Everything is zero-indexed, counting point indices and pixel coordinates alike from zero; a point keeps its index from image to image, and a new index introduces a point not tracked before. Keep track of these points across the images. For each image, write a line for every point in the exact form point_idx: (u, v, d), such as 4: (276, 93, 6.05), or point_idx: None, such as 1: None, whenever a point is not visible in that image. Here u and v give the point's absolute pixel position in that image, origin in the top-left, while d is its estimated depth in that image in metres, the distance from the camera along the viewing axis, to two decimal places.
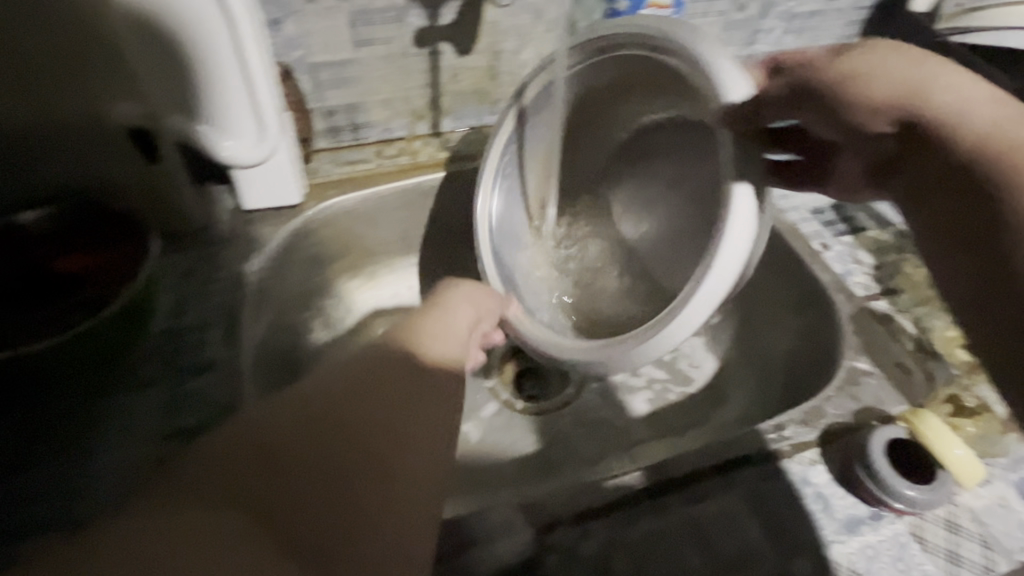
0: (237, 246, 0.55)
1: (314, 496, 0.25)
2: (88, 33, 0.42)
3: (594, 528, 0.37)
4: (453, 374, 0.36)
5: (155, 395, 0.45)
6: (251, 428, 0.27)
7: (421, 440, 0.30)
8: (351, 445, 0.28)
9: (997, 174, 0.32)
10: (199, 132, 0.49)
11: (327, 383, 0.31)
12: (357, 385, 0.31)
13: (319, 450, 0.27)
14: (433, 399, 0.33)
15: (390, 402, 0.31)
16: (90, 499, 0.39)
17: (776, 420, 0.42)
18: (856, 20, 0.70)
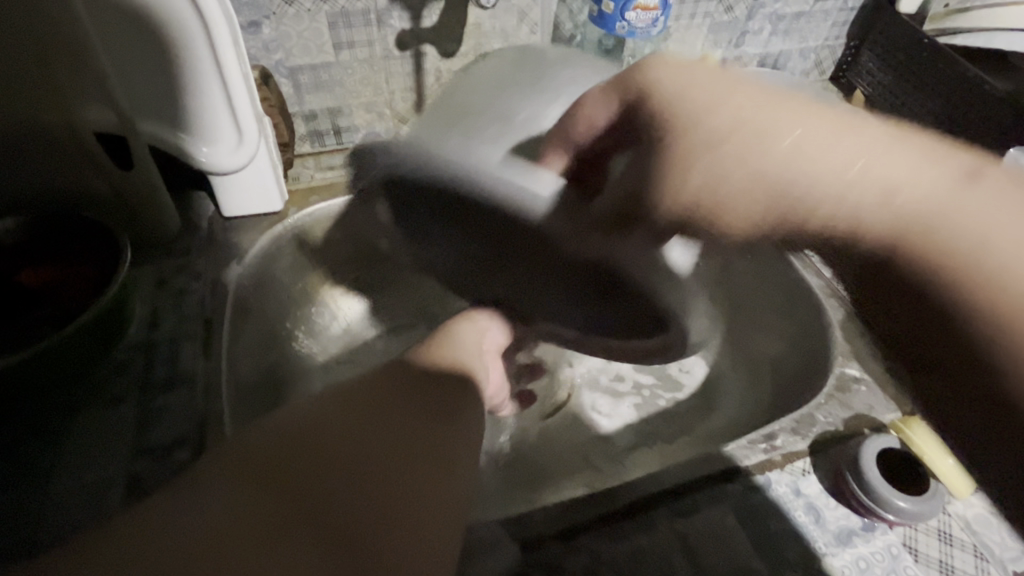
0: (216, 254, 0.53)
1: (347, 489, 0.28)
2: (57, 44, 0.41)
3: (580, 544, 0.36)
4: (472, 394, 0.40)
5: (129, 410, 0.43)
6: (297, 427, 0.31)
7: (445, 452, 0.33)
8: (386, 449, 0.31)
9: (963, 300, 0.27)
10: (176, 138, 0.48)
11: (364, 395, 0.35)
12: (391, 399, 0.35)
13: (355, 449, 0.30)
14: (455, 417, 0.36)
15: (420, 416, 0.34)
16: (59, 520, 0.38)
17: (765, 429, 0.41)
18: (844, 21, 0.70)
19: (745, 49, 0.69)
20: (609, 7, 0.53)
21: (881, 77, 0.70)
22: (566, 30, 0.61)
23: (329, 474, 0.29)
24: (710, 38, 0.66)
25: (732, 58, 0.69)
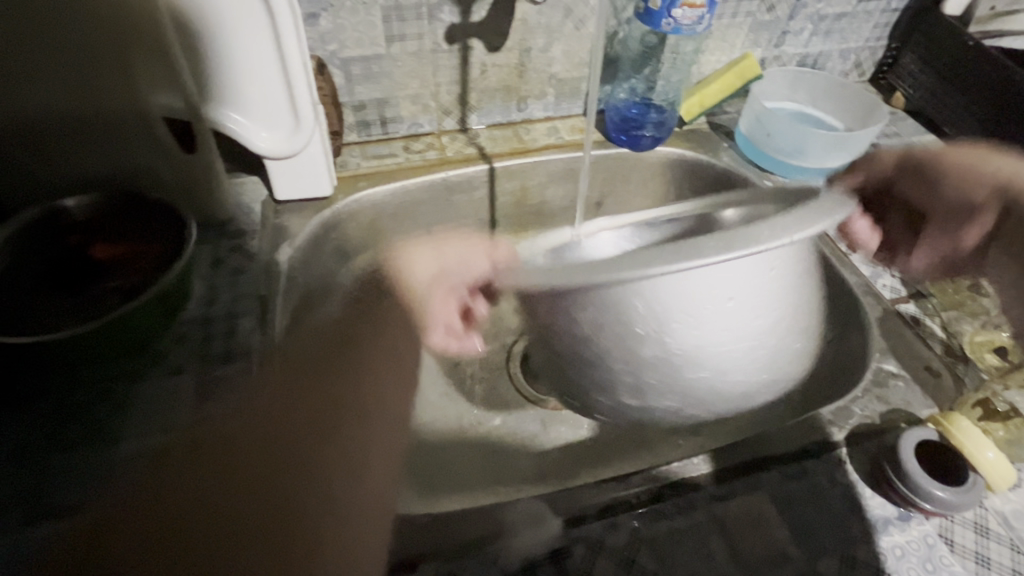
0: (269, 235, 0.56)
1: (292, 494, 0.34)
2: (127, 28, 0.43)
3: (620, 521, 0.37)
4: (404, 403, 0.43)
5: (187, 381, 0.46)
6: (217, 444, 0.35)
7: (369, 453, 0.38)
8: (315, 452, 0.36)
9: None
10: (236, 126, 0.50)
11: (286, 404, 0.38)
12: (315, 407, 0.38)
13: (285, 466, 0.35)
14: (382, 420, 0.40)
15: (349, 421, 0.39)
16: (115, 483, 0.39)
17: (834, 410, 0.42)
18: (886, 22, 0.70)
19: (785, 48, 0.69)
20: (656, 4, 0.54)
21: (923, 78, 0.70)
22: (610, 26, 0.62)
23: (277, 482, 0.34)
24: (751, 37, 0.66)
25: (771, 57, 0.69)
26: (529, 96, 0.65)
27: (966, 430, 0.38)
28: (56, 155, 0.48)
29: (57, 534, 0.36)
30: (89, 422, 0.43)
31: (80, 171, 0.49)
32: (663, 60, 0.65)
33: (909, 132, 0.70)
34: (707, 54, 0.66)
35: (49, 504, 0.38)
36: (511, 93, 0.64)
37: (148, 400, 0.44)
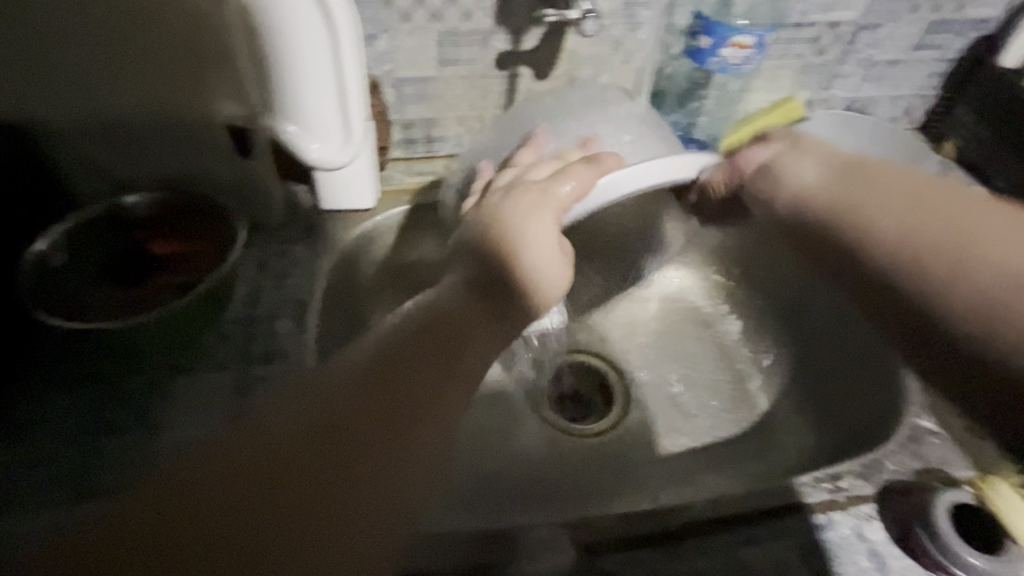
0: (311, 241, 0.57)
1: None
2: (193, 45, 0.47)
3: (641, 556, 0.37)
4: (315, 419, 0.31)
5: (225, 376, 0.47)
6: (242, 537, 0.27)
7: (367, 486, 0.30)
8: (280, 526, 0.28)
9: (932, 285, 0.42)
10: (292, 137, 0.51)
11: (227, 486, 0.28)
12: (227, 505, 0.28)
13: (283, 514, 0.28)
14: (325, 450, 0.30)
15: (275, 496, 0.29)
16: (154, 435, 0.43)
17: (832, 470, 0.41)
18: (939, 72, 0.69)
19: (834, 91, 0.69)
20: (705, 43, 0.55)
21: (977, 129, 0.68)
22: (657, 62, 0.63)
23: None
24: (799, 78, 0.67)
25: (818, 99, 0.69)
26: None
27: (1005, 495, 0.37)
28: (117, 155, 0.52)
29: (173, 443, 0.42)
30: (132, 410, 0.44)
31: (136, 169, 0.53)
32: (708, 96, 0.66)
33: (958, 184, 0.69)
34: (754, 92, 0.67)
35: (83, 461, 0.42)
36: None
37: (192, 389, 0.46)
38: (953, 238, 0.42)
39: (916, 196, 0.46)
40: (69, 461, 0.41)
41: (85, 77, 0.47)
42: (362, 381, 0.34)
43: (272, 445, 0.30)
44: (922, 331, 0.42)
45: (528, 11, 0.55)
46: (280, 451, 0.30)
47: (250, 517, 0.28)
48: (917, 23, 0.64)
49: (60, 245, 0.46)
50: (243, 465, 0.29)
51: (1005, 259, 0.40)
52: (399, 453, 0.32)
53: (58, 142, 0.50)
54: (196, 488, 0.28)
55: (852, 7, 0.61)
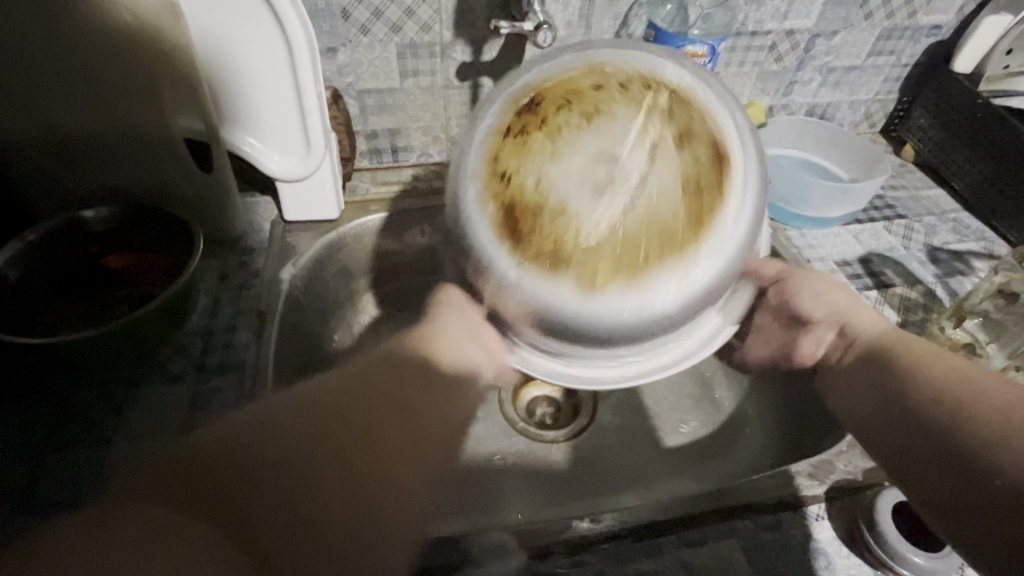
0: (274, 251, 0.57)
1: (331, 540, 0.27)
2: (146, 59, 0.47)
3: (587, 559, 0.37)
4: (359, 407, 0.33)
5: (182, 389, 0.47)
6: (281, 501, 0.27)
7: (406, 468, 0.32)
8: (324, 491, 0.28)
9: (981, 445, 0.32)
10: (252, 149, 0.53)
11: (272, 449, 0.29)
12: (276, 465, 0.28)
13: (329, 480, 0.29)
14: (370, 430, 0.32)
15: (320, 458, 0.29)
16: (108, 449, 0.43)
17: (782, 471, 0.41)
18: (896, 77, 0.71)
19: (794, 97, 0.70)
20: None
21: (934, 133, 0.70)
22: None
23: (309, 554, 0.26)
24: (758, 85, 0.68)
25: (779, 105, 0.71)
26: None
27: None
28: (75, 170, 0.52)
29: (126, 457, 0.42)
30: (87, 424, 0.44)
31: (95, 183, 0.53)
32: None
33: (917, 186, 0.70)
34: None
35: (33, 476, 0.41)
36: None
37: (147, 402, 0.46)
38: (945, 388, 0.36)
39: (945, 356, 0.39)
40: (19, 477, 0.41)
41: (41, 94, 0.47)
42: (381, 391, 0.35)
43: (322, 420, 0.31)
44: (914, 469, 0.35)
45: (485, 23, 0.56)
46: (326, 424, 0.31)
47: (300, 478, 0.28)
48: (871, 30, 0.65)
49: (15, 262, 0.46)
50: (292, 442, 0.30)
51: (997, 405, 0.34)
52: (430, 452, 0.34)
53: (14, 157, 0.50)
54: (243, 454, 0.28)
55: (807, 15, 0.62)
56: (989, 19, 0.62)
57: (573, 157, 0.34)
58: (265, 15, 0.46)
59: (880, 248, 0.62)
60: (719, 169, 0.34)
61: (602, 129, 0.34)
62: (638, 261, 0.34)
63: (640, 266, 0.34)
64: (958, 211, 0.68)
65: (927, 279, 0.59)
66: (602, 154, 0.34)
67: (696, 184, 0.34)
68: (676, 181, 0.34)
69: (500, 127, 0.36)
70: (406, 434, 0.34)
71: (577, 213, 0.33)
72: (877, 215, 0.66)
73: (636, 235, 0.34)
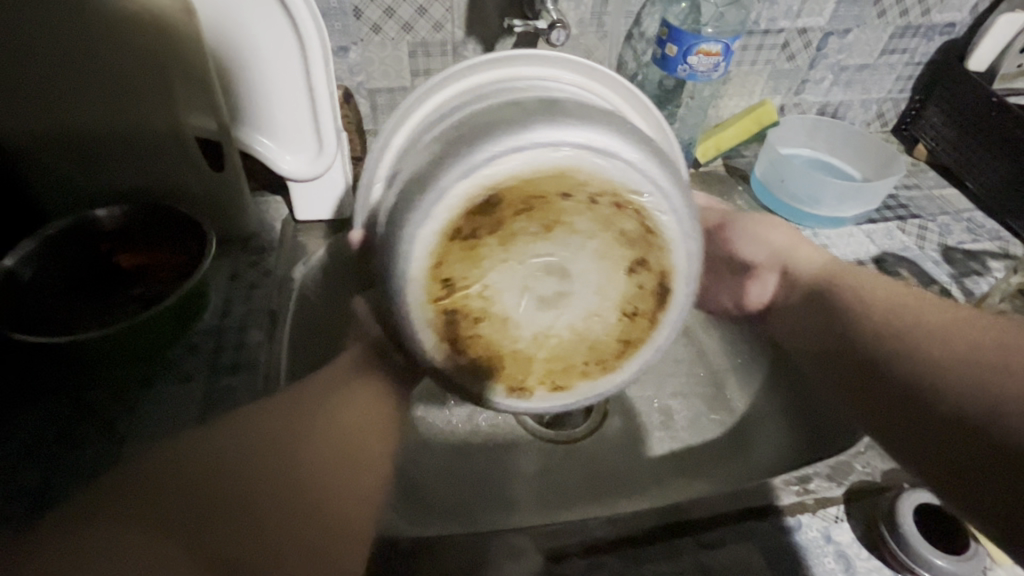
0: (285, 251, 0.56)
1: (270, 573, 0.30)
2: (159, 58, 0.47)
3: (605, 560, 0.37)
4: (279, 445, 0.35)
5: (195, 389, 0.47)
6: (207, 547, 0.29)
7: (338, 493, 0.35)
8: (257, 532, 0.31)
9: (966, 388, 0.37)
10: (264, 148, 0.52)
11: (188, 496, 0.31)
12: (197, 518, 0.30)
13: (257, 517, 0.31)
14: (297, 463, 0.35)
15: (256, 497, 0.32)
16: (121, 450, 0.43)
17: (800, 472, 0.41)
18: (908, 75, 0.70)
19: (805, 96, 0.70)
20: (673, 52, 0.56)
21: (948, 132, 0.69)
22: (629, 69, 0.63)
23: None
24: (770, 84, 0.67)
25: (790, 105, 0.70)
26: None
27: None
28: (87, 169, 0.52)
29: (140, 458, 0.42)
30: (99, 423, 0.44)
31: (107, 183, 0.53)
32: (680, 104, 0.67)
33: (930, 185, 0.70)
34: (726, 98, 0.67)
35: (47, 476, 0.41)
36: None
37: (160, 403, 0.46)
38: (920, 347, 0.41)
39: (902, 307, 0.44)
40: (32, 476, 0.41)
41: (52, 94, 0.47)
42: (290, 424, 0.37)
43: (238, 466, 0.33)
44: (900, 426, 0.40)
45: (498, 21, 0.56)
46: (243, 465, 0.33)
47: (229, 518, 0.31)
48: (885, 28, 0.65)
49: (28, 262, 0.46)
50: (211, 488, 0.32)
51: (961, 349, 0.39)
52: (354, 473, 0.37)
53: (26, 156, 0.50)
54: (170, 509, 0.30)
55: (820, 13, 0.62)
56: (1003, 17, 0.62)
57: (524, 267, 0.39)
58: (277, 12, 0.45)
59: (894, 248, 0.62)
60: (655, 302, 0.42)
61: (558, 241, 0.39)
62: (572, 367, 0.43)
63: (573, 372, 0.43)
64: (973, 210, 0.67)
65: (943, 279, 0.59)
66: (553, 270, 0.40)
67: (631, 310, 0.42)
68: (613, 308, 0.42)
69: (452, 224, 0.37)
70: (331, 464, 0.36)
71: (518, 326, 0.41)
72: (890, 214, 0.65)
73: (571, 346, 0.43)
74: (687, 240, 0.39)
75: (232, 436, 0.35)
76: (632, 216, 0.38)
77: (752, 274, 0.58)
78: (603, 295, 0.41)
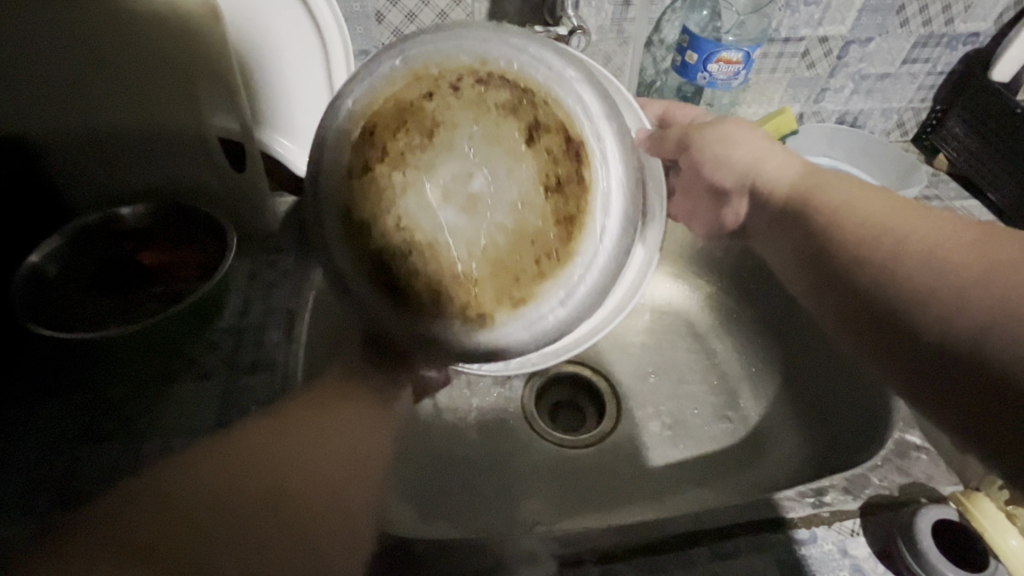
0: (304, 251, 0.57)
1: None
2: (185, 60, 0.47)
3: (619, 567, 0.37)
4: (274, 471, 0.35)
5: (214, 387, 0.47)
6: None
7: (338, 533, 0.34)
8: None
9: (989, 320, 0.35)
10: (284, 149, 0.53)
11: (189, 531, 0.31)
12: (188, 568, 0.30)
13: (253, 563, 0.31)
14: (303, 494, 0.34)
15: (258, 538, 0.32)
16: (141, 446, 0.43)
17: (816, 483, 0.41)
18: (930, 84, 0.70)
19: (824, 105, 0.70)
20: (693, 59, 0.56)
21: (969, 142, 0.68)
22: (647, 76, 0.64)
23: None
24: (789, 92, 0.67)
25: (809, 113, 0.70)
26: None
27: (987, 511, 0.37)
28: (112, 168, 0.53)
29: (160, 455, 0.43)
30: (120, 419, 0.45)
31: (132, 182, 0.54)
32: (698, 111, 0.67)
33: (951, 196, 0.69)
34: (744, 105, 0.67)
35: (69, 470, 0.42)
36: None
37: (179, 400, 0.46)
38: (915, 274, 0.39)
39: (902, 228, 0.42)
40: (55, 470, 0.42)
41: (80, 93, 0.48)
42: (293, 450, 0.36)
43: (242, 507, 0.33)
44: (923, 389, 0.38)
45: (518, 27, 0.56)
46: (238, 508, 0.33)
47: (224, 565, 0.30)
48: (907, 37, 0.64)
49: (55, 258, 0.47)
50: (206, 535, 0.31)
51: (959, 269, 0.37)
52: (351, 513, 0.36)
53: (54, 155, 0.51)
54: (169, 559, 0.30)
55: (842, 22, 0.61)
56: None
57: (430, 182, 0.35)
58: None
59: None
60: (576, 160, 0.35)
61: (446, 143, 0.35)
62: (520, 270, 0.35)
63: (526, 278, 0.36)
64: (994, 222, 0.66)
65: None
66: (454, 174, 0.35)
67: (554, 180, 0.35)
68: (535, 187, 0.35)
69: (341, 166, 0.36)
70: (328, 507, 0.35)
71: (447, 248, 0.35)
72: None
73: (510, 250, 0.35)
74: (566, 78, 0.35)
75: (234, 462, 0.34)
76: (503, 84, 0.35)
77: (725, 201, 0.54)
78: (517, 180, 0.35)
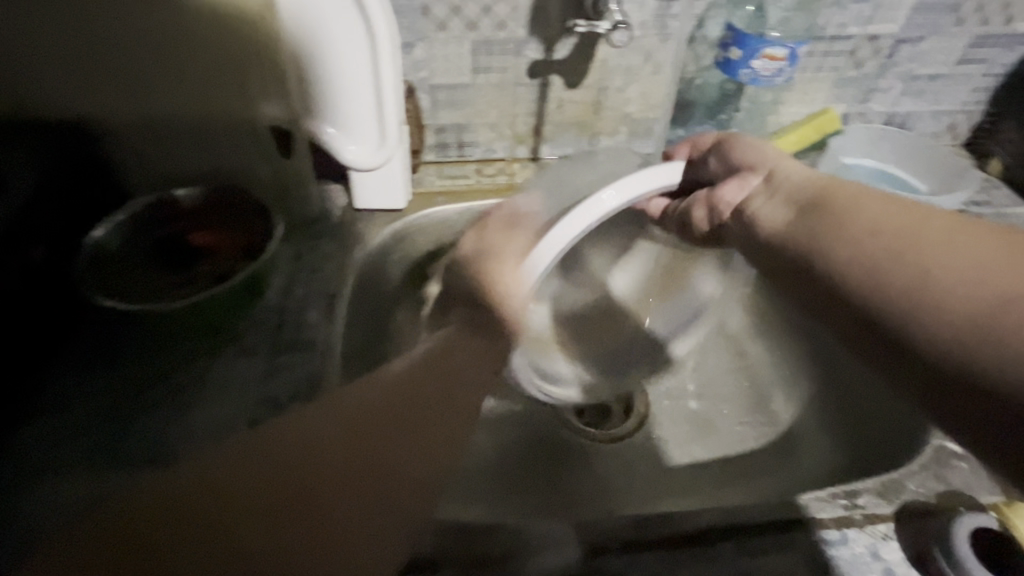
0: (344, 237, 0.59)
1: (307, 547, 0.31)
2: (240, 49, 0.50)
3: (642, 559, 0.37)
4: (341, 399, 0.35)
5: (256, 363, 0.49)
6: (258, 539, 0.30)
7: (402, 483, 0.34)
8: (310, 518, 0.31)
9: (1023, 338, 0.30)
10: (328, 136, 0.54)
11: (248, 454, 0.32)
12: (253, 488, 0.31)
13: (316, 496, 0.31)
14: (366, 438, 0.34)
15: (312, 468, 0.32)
16: (186, 415, 0.46)
17: (848, 486, 0.40)
18: (986, 86, 0.67)
19: (871, 105, 0.68)
20: (736, 55, 0.56)
21: None
22: (688, 73, 0.64)
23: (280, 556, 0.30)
24: (835, 91, 0.66)
25: (855, 113, 0.68)
26: (602, 131, 0.67)
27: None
28: (169, 152, 0.55)
29: (205, 423, 0.45)
30: (168, 389, 0.47)
31: (186, 166, 0.57)
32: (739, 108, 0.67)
33: (1004, 204, 0.66)
34: (787, 104, 0.66)
35: (121, 434, 0.44)
36: (587, 129, 0.66)
37: (223, 374, 0.48)
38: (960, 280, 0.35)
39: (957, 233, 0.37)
40: (109, 433, 0.44)
41: (142, 80, 0.51)
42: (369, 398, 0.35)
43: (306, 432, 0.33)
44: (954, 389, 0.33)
45: (561, 22, 0.57)
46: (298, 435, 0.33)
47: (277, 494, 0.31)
48: (962, 37, 0.62)
49: (115, 234, 0.50)
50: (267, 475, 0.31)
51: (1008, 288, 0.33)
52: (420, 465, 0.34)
53: (117, 138, 0.54)
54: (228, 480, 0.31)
55: (893, 20, 0.60)
56: None
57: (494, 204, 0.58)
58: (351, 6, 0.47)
59: None
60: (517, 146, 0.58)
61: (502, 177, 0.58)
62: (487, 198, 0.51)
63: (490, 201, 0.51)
64: None
65: None
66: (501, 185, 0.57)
67: None
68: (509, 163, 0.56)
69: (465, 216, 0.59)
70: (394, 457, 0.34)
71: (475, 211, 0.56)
72: None
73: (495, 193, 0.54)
74: None
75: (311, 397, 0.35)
76: None
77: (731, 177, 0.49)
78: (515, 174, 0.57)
